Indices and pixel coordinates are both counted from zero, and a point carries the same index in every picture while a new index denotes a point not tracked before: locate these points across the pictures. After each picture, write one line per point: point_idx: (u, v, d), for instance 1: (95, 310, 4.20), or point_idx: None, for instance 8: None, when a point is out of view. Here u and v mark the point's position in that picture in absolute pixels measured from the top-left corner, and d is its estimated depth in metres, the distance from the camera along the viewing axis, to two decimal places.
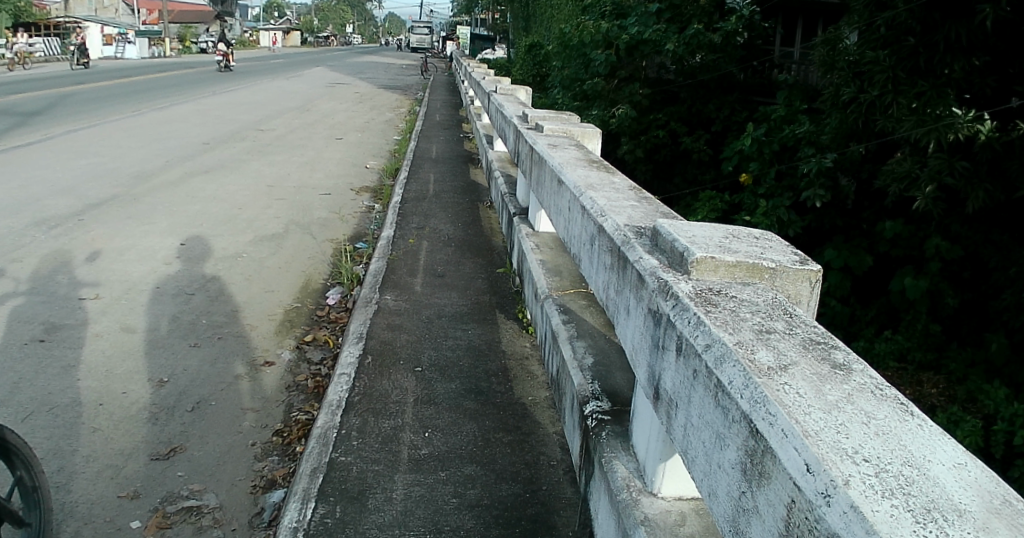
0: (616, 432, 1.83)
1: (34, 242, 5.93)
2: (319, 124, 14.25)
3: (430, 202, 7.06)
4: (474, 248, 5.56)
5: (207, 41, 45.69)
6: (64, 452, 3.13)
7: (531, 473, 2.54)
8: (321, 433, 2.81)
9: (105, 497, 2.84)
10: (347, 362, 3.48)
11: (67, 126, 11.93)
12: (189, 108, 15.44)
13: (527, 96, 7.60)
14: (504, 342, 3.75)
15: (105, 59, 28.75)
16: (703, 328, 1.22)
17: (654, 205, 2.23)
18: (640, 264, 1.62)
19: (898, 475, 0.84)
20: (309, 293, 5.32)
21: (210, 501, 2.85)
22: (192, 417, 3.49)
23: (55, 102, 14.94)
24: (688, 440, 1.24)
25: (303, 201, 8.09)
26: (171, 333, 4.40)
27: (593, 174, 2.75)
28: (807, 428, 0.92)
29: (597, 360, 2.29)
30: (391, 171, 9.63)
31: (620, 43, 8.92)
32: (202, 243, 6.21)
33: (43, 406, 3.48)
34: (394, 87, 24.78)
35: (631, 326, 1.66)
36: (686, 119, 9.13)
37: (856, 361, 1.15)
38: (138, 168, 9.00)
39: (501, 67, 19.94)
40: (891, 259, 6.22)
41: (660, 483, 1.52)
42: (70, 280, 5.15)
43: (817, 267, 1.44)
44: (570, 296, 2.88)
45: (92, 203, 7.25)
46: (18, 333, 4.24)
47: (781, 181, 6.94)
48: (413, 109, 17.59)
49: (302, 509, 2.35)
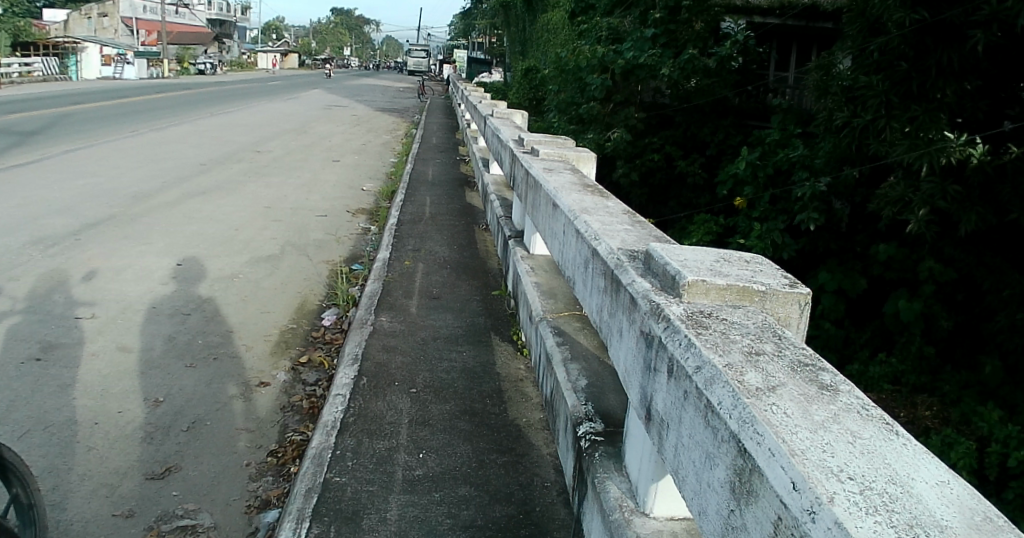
0: (609, 452, 1.86)
1: (30, 261, 5.95)
2: (315, 146, 14.32)
3: (426, 224, 7.11)
4: (469, 271, 5.58)
5: (205, 63, 46.01)
6: (59, 471, 3.12)
7: (525, 495, 2.55)
8: (316, 454, 2.82)
9: (100, 515, 2.84)
10: (343, 382, 3.50)
11: (66, 146, 12.00)
12: (187, 128, 15.56)
13: (524, 119, 7.69)
14: (499, 364, 3.76)
15: (105, 80, 29.05)
16: (694, 350, 1.25)
17: (648, 229, 2.27)
18: (633, 287, 1.65)
19: (882, 492, 0.87)
20: (305, 314, 5.34)
21: (204, 521, 2.85)
22: (187, 437, 3.49)
23: (55, 121, 15.09)
24: (679, 461, 1.26)
25: (300, 222, 8.14)
26: (167, 353, 4.40)
27: (588, 199, 2.78)
28: (794, 447, 0.94)
29: (591, 382, 2.31)
30: (388, 193, 9.70)
31: (616, 68, 9.09)
32: (198, 264, 6.25)
33: (39, 424, 3.48)
34: (393, 110, 25.02)
35: (624, 348, 1.69)
36: (681, 143, 9.22)
37: (842, 382, 1.18)
38: (136, 189, 9.07)
39: (500, 90, 20.21)
40: (885, 283, 6.36)
41: (654, 502, 1.54)
42: (67, 300, 5.16)
43: (806, 290, 1.47)
44: (564, 318, 2.91)
45: (90, 222, 7.30)
46: (15, 352, 4.25)
47: (776, 205, 7.01)
48: (411, 131, 17.70)
49: (296, 528, 2.36)
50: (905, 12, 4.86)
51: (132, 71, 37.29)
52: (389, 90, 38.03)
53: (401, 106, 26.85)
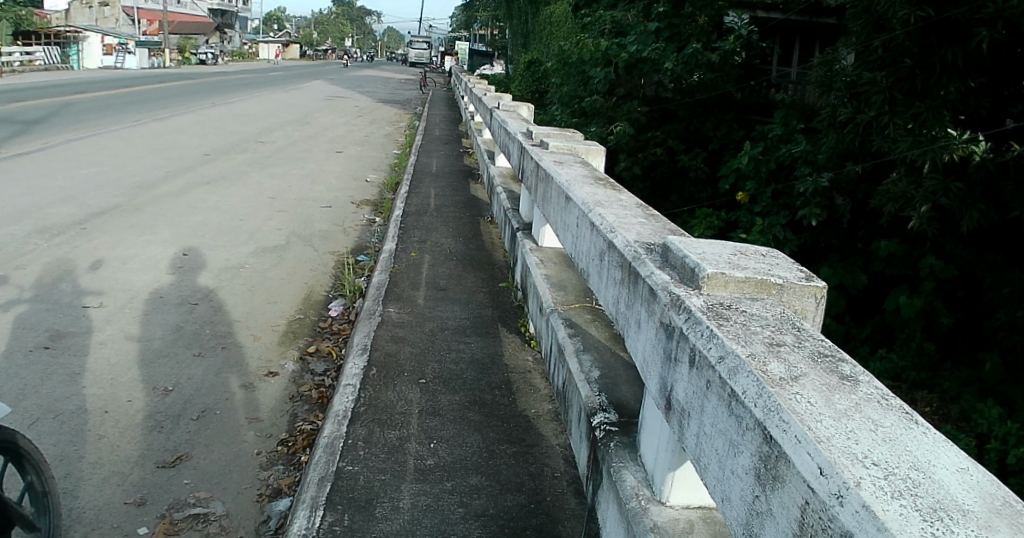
0: (625, 442, 1.87)
1: (36, 250, 5.97)
2: (319, 137, 14.32)
3: (430, 216, 7.12)
4: (474, 263, 5.60)
5: (206, 53, 45.92)
6: (71, 459, 3.15)
7: (536, 484, 2.57)
8: (328, 443, 2.85)
9: (112, 503, 2.87)
10: (352, 373, 3.52)
11: (69, 135, 11.99)
12: (190, 118, 15.56)
13: (529, 113, 7.71)
14: (507, 355, 3.79)
15: (105, 69, 28.99)
16: (716, 340, 1.27)
17: (662, 222, 2.28)
18: (652, 279, 1.67)
19: (906, 477, 0.89)
20: (312, 305, 5.36)
21: (216, 509, 2.88)
22: (197, 426, 3.52)
23: (57, 110, 15.09)
24: (701, 449, 1.28)
25: (305, 213, 8.15)
26: (174, 343, 4.42)
27: (600, 192, 2.80)
28: (819, 434, 0.96)
29: (603, 373, 2.33)
30: (392, 185, 9.71)
31: (620, 61, 8.99)
32: (203, 254, 6.26)
33: (49, 413, 3.50)
34: (395, 101, 25.01)
35: (642, 339, 1.71)
36: (684, 137, 9.14)
37: (862, 373, 1.20)
38: (140, 179, 9.07)
39: (502, 83, 20.20)
40: (886, 279, 6.36)
41: (670, 491, 1.56)
42: (74, 289, 5.18)
43: (823, 283, 1.49)
44: (575, 310, 2.93)
45: (95, 212, 7.31)
46: (24, 340, 4.28)
47: (777, 200, 7.04)
48: (412, 123, 17.71)
49: (310, 516, 2.38)
50: (909, 10, 4.88)
51: (132, 60, 37.18)
52: (392, 81, 38.01)
53: (403, 98, 26.81)
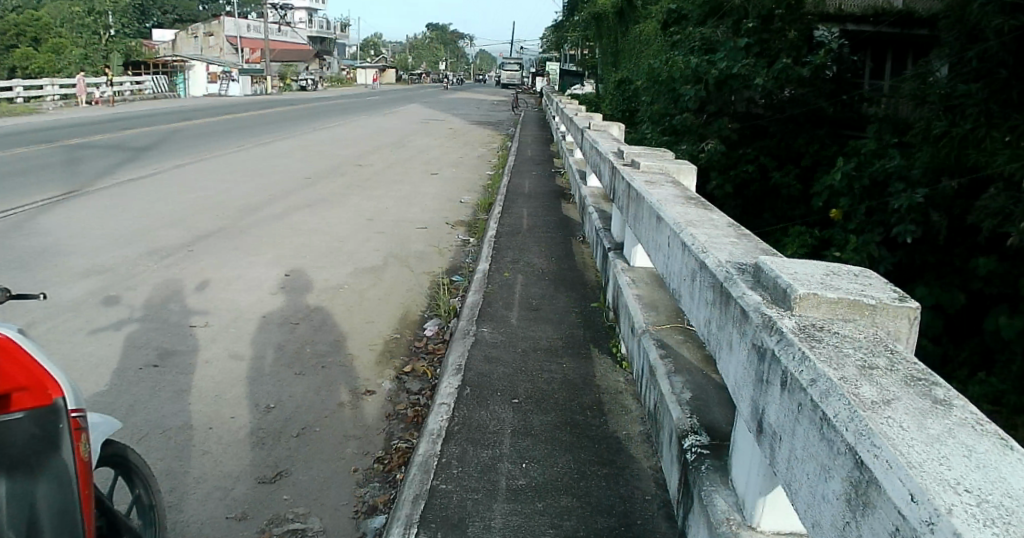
0: (716, 465, 1.87)
1: (152, 272, 6.47)
2: (415, 159, 14.81)
3: (523, 236, 7.24)
4: (568, 283, 5.65)
5: (308, 80, 48.32)
6: (177, 473, 3.40)
7: (626, 507, 2.59)
8: (423, 461, 2.97)
9: (216, 517, 3.08)
10: (447, 392, 3.63)
11: (184, 162, 12.91)
12: (294, 143, 16.41)
13: (622, 131, 7.79)
14: (599, 377, 3.80)
15: (217, 98, 30.99)
16: (809, 363, 1.27)
17: (755, 242, 2.26)
18: (744, 300, 1.68)
19: (999, 505, 0.87)
20: (408, 324, 5.56)
21: (313, 524, 3.04)
22: (297, 443, 3.72)
23: (173, 138, 16.26)
24: (793, 472, 1.28)
25: (403, 235, 8.44)
26: (278, 362, 4.70)
27: (692, 212, 2.80)
28: (911, 459, 0.96)
29: (696, 396, 2.32)
30: (485, 206, 9.92)
31: (710, 78, 8.74)
32: (305, 275, 6.61)
33: (158, 427, 3.80)
34: (488, 122, 25.50)
35: (733, 360, 1.72)
36: (776, 153, 9.10)
37: (957, 397, 1.17)
38: (247, 203, 9.66)
39: (593, 102, 20.25)
40: (986, 298, 6.03)
41: (761, 516, 1.56)
42: (182, 309, 5.58)
43: (916, 304, 1.43)
44: (666, 331, 2.93)
45: (205, 235, 7.85)
46: (135, 358, 4.65)
47: (872, 218, 6.61)
48: (505, 144, 18.00)
49: (405, 533, 2.49)
50: None
51: (242, 90, 39.58)
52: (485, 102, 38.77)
53: (496, 119, 27.31)
